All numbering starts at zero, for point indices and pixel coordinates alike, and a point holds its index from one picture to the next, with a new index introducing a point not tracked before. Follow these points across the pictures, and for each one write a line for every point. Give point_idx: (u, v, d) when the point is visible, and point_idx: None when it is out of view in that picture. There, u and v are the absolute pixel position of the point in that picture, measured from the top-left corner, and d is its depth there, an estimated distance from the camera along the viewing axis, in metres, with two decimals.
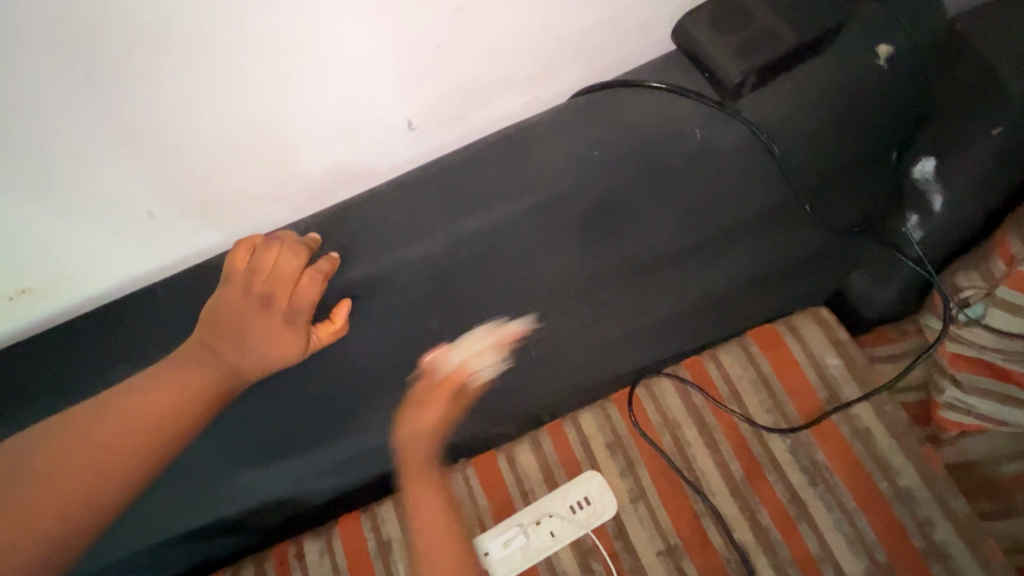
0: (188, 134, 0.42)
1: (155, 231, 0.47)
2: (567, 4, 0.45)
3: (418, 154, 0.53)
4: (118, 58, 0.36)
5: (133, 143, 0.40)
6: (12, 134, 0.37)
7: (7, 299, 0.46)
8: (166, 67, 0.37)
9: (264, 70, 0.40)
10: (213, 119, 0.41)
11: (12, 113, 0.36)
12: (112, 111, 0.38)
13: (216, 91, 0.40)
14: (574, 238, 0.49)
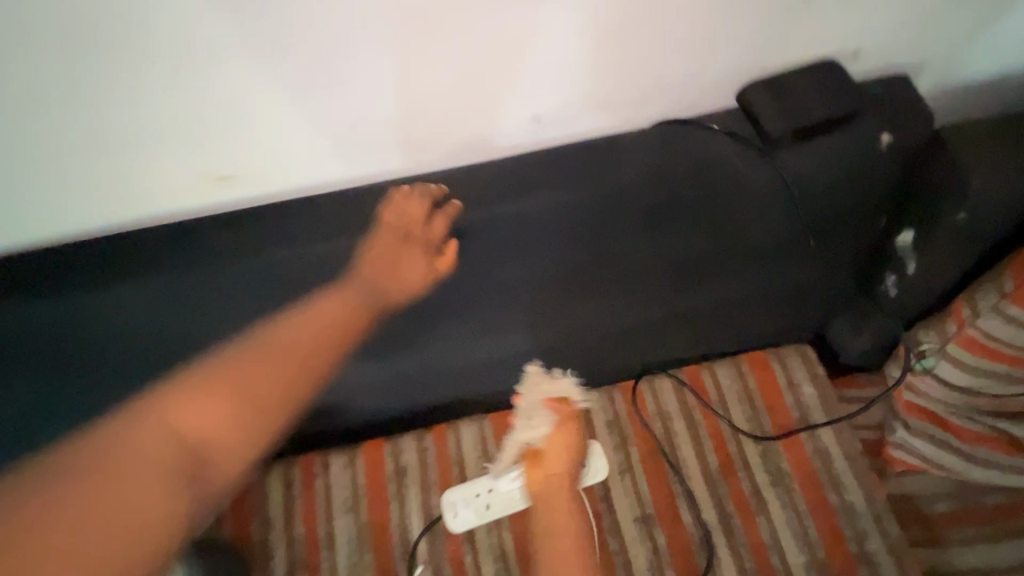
0: (388, 87, 0.58)
1: (337, 153, 0.64)
2: (667, 54, 0.60)
3: (528, 141, 0.67)
4: (371, 25, 0.53)
5: (351, 86, 0.58)
6: (285, 62, 0.54)
7: (220, 179, 0.64)
8: (398, 37, 0.54)
9: (461, 49, 0.56)
10: (410, 76, 0.58)
11: (292, 48, 0.54)
12: (349, 62, 0.56)
13: (421, 56, 0.56)
14: (629, 230, 0.65)
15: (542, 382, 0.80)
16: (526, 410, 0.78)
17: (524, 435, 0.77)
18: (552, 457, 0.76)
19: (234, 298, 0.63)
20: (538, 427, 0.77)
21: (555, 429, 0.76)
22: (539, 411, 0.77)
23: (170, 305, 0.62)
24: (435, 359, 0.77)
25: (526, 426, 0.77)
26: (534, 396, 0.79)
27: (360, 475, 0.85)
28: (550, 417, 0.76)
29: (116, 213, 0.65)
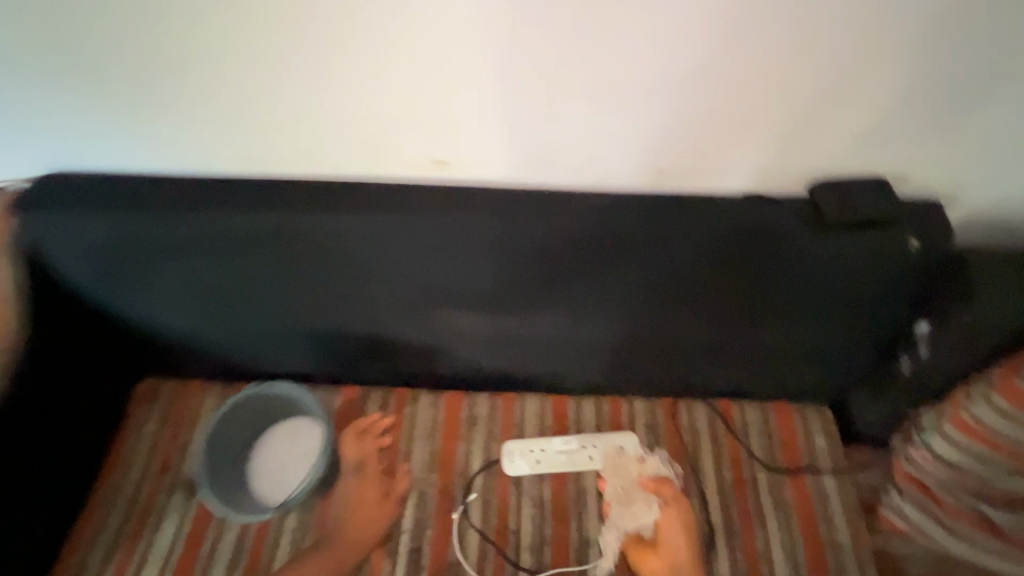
0: (564, 121, 0.80)
1: (515, 159, 0.85)
2: (765, 147, 0.81)
3: (649, 186, 0.88)
4: (568, 70, 0.75)
5: (541, 113, 0.80)
6: (501, 85, 0.77)
7: (427, 162, 0.87)
8: (583, 85, 0.76)
9: (624, 105, 0.78)
10: (582, 118, 0.80)
11: (508, 77, 0.76)
12: (544, 95, 0.78)
13: (595, 106, 0.78)
14: (704, 267, 0.86)
15: (630, 463, 0.98)
16: (623, 493, 0.95)
17: (631, 523, 0.93)
18: (665, 542, 0.90)
19: (415, 240, 0.86)
20: (641, 513, 0.93)
21: (664, 516, 0.92)
22: (642, 497, 0.94)
23: (370, 232, 0.86)
24: (529, 336, 0.99)
25: (632, 513, 0.93)
26: (628, 478, 0.96)
27: (441, 414, 1.06)
28: (655, 500, 0.93)
29: (352, 170, 0.89)
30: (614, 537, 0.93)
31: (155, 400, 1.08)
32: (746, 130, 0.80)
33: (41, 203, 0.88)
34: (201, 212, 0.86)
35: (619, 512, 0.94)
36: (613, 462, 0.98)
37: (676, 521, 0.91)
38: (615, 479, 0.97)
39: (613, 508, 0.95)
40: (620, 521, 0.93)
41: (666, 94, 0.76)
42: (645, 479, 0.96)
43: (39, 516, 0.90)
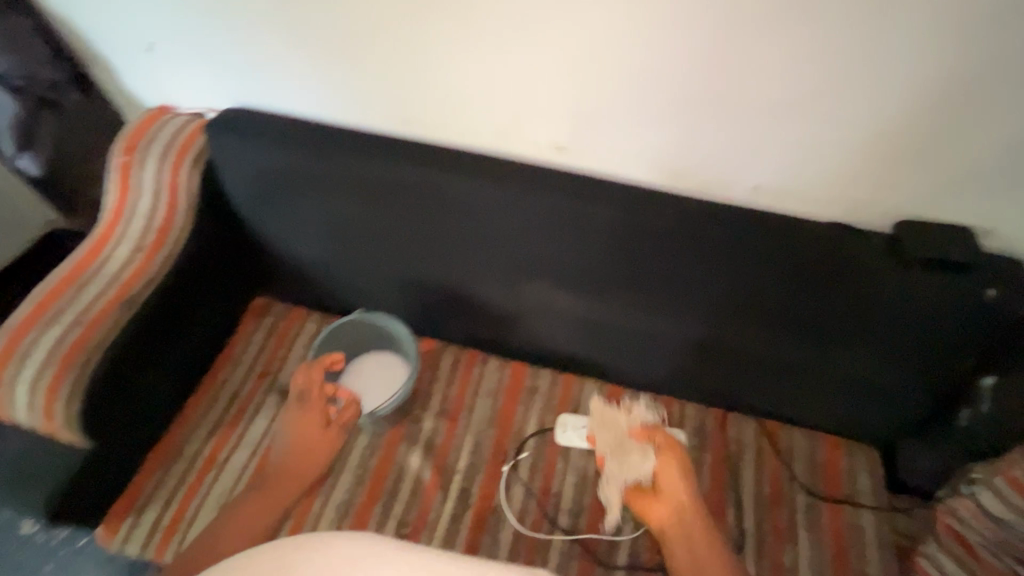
0: (677, 131, 0.90)
1: (628, 157, 0.97)
2: (859, 183, 0.89)
3: (741, 200, 0.97)
4: (693, 87, 0.84)
5: (659, 121, 0.90)
6: (630, 93, 0.87)
7: (548, 147, 0.99)
8: (703, 103, 0.85)
9: (735, 125, 0.87)
10: (694, 131, 0.89)
11: (637, 86, 0.86)
12: (666, 106, 0.88)
13: (708, 122, 0.88)
14: (780, 285, 0.93)
15: (619, 416, 1.00)
16: (615, 445, 0.97)
17: (630, 472, 0.93)
18: (664, 487, 0.90)
19: (525, 213, 0.98)
20: (637, 462, 0.93)
21: (660, 462, 0.92)
22: (636, 448, 0.95)
23: (488, 199, 0.99)
24: (601, 320, 1.08)
25: (628, 463, 0.94)
26: (618, 430, 0.99)
27: (505, 377, 1.17)
28: (647, 447, 0.94)
29: (483, 144, 1.03)
30: (616, 489, 0.95)
31: (266, 315, 1.25)
32: (846, 165, 0.87)
33: (226, 127, 1.04)
34: (354, 157, 1.01)
35: (615, 465, 0.95)
36: (602, 416, 1.01)
37: (675, 469, 0.90)
38: (605, 433, 1.00)
39: (608, 461, 0.96)
40: (617, 472, 0.94)
41: (783, 122, 0.85)
42: (635, 430, 0.97)
43: (164, 388, 1.07)
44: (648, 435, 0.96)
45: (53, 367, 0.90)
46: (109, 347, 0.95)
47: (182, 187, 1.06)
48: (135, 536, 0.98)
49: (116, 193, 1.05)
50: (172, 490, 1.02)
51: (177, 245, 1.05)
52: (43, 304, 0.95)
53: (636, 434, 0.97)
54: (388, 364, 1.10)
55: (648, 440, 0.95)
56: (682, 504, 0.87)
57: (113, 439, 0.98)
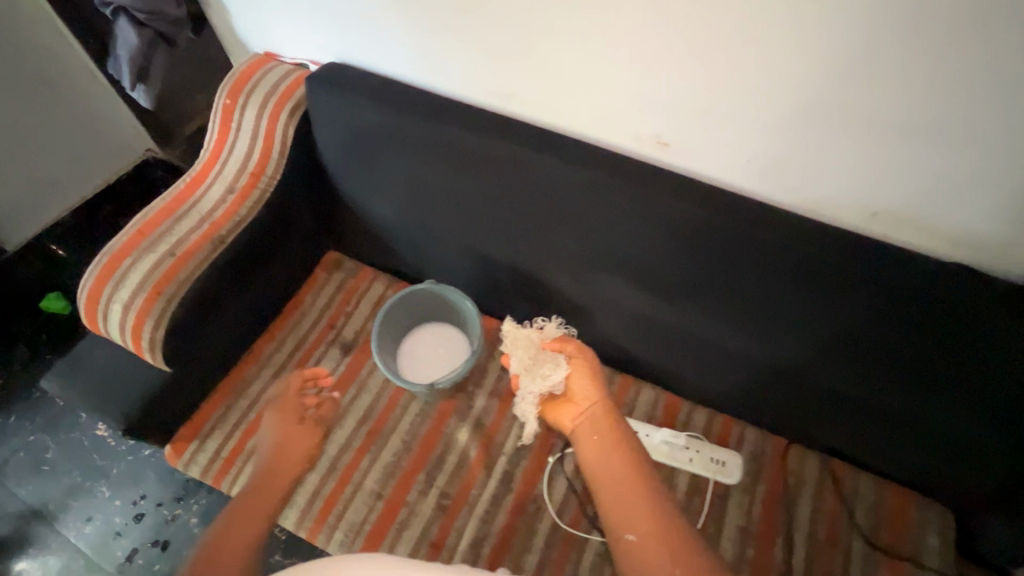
0: (796, 141, 0.83)
1: (733, 163, 0.91)
2: (997, 224, 0.79)
3: (851, 223, 0.90)
4: (822, 98, 0.76)
5: (777, 128, 0.83)
6: (750, 96, 0.80)
7: (652, 141, 0.94)
8: (832, 115, 0.78)
9: (864, 143, 0.79)
10: (815, 144, 0.82)
11: (760, 89, 0.79)
12: (789, 114, 0.80)
13: (833, 136, 0.80)
14: (878, 323, 0.86)
15: (531, 334, 1.08)
16: (529, 361, 1.05)
17: (544, 384, 1.01)
18: (576, 392, 1.00)
19: (612, 205, 0.94)
20: (550, 373, 1.01)
21: (571, 369, 1.01)
22: (549, 359, 1.03)
23: (575, 187, 0.95)
24: (674, 326, 1.04)
25: (541, 374, 1.02)
26: (531, 347, 1.07)
27: None
28: (560, 357, 1.03)
29: (579, 129, 1.00)
30: (532, 403, 1.03)
31: (337, 269, 1.28)
32: (992, 204, 0.77)
33: (326, 79, 1.04)
34: (445, 126, 0.99)
35: (531, 381, 1.03)
36: (514, 337, 1.08)
37: (586, 376, 1.00)
38: (521, 351, 1.07)
39: (524, 378, 1.04)
40: (533, 385, 1.02)
41: (923, 146, 0.75)
42: (547, 344, 1.06)
43: (237, 326, 1.12)
44: (558, 347, 1.05)
45: (145, 293, 0.96)
46: (195, 281, 1.00)
47: (276, 134, 1.07)
48: (198, 460, 1.05)
49: (217, 133, 1.10)
50: (233, 423, 1.08)
51: (266, 192, 1.08)
52: (142, 231, 1.01)
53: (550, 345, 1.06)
54: (453, 342, 1.10)
55: (554, 348, 1.05)
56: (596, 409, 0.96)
57: (186, 367, 1.04)
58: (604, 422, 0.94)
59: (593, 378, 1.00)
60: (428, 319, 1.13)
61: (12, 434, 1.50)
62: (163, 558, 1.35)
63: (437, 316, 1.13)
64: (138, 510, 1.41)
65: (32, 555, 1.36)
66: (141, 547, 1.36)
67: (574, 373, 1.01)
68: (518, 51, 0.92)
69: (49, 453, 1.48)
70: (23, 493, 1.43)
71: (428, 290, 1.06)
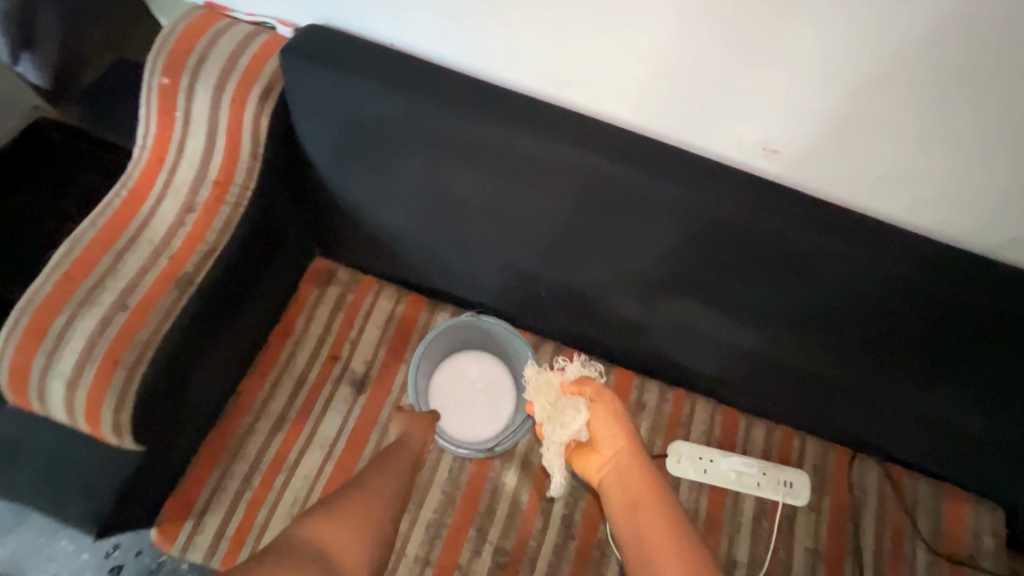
0: (939, 151, 0.69)
1: (851, 174, 0.75)
2: None
3: (972, 244, 0.78)
4: (988, 102, 0.62)
5: (921, 137, 0.68)
6: (898, 96, 0.65)
7: (754, 146, 0.76)
8: (995, 123, 0.64)
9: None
10: (961, 156, 0.69)
11: (914, 89, 0.64)
12: (941, 120, 0.66)
13: (986, 148, 0.67)
14: (986, 349, 0.78)
15: (551, 377, 0.93)
16: (549, 408, 0.90)
17: (566, 433, 0.88)
18: (598, 437, 0.86)
19: (702, 217, 0.76)
20: (570, 421, 0.88)
21: (593, 414, 0.87)
22: (569, 404, 0.89)
23: (651, 199, 0.76)
24: (747, 349, 0.92)
25: (562, 423, 0.88)
26: (552, 392, 0.92)
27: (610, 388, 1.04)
28: (580, 401, 0.89)
29: (647, 123, 0.79)
30: (557, 454, 0.89)
31: (330, 284, 1.05)
32: None
33: (305, 49, 0.77)
34: (475, 118, 0.76)
35: (551, 430, 0.89)
36: (534, 382, 0.93)
37: (610, 419, 0.87)
38: (540, 398, 0.92)
39: (545, 430, 0.90)
40: (555, 435, 0.88)
41: None
42: (567, 387, 0.92)
43: (219, 376, 0.89)
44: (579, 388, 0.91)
45: (97, 363, 0.71)
46: (165, 336, 0.76)
47: (245, 129, 0.81)
48: (199, 543, 0.87)
49: (156, 125, 0.81)
50: (235, 494, 0.89)
51: (239, 206, 0.82)
52: (74, 274, 0.74)
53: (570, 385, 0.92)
54: (496, 382, 1.01)
55: (574, 391, 0.91)
56: (625, 455, 0.83)
57: (165, 439, 0.82)
58: (631, 467, 0.81)
59: (619, 419, 0.87)
60: (458, 353, 1.03)
61: None
62: None
63: (468, 348, 1.03)
64: (114, 562, 1.17)
65: None
66: None
67: (597, 415, 0.87)
68: (577, 20, 0.69)
69: None
70: None
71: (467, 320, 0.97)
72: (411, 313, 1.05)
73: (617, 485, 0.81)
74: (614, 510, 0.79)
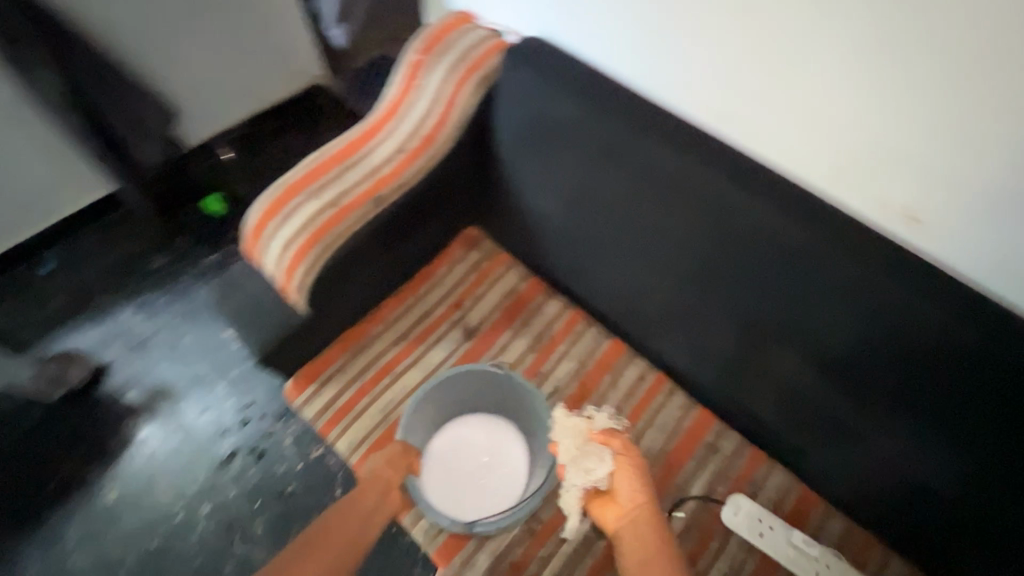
0: None
1: (1003, 264, 0.72)
2: None
3: None
4: None
5: None
6: None
7: (896, 213, 0.78)
8: None
9: None
10: None
11: None
12: None
13: None
14: None
15: (579, 422, 1.02)
16: (575, 452, 0.99)
17: (588, 479, 0.97)
18: (617, 490, 0.96)
19: (820, 271, 0.79)
20: (596, 469, 0.97)
21: (616, 467, 0.97)
22: (594, 451, 0.99)
23: (774, 242, 0.82)
24: (843, 427, 0.88)
25: (585, 467, 0.98)
26: (579, 437, 1.01)
27: (686, 421, 1.06)
28: (606, 452, 0.99)
29: (791, 170, 0.85)
30: (576, 496, 0.97)
31: (474, 248, 1.24)
32: None
33: (523, 57, 0.99)
34: (637, 132, 0.89)
35: (574, 470, 0.98)
36: (561, 425, 1.02)
37: (630, 478, 0.95)
38: (566, 440, 1.01)
39: (567, 471, 0.99)
40: (578, 478, 0.97)
41: None
42: (595, 436, 1.01)
43: (375, 287, 1.13)
44: (606, 440, 1.00)
45: (302, 240, 0.96)
46: (352, 235, 1.00)
47: (456, 104, 1.03)
48: (312, 405, 1.08)
49: (397, 89, 1.08)
50: (351, 379, 1.10)
51: (432, 160, 1.05)
52: (313, 173, 1.02)
53: (599, 435, 1.01)
54: (503, 434, 1.15)
55: (602, 441, 1.00)
56: (643, 518, 0.91)
57: (324, 314, 1.06)
58: (649, 531, 0.90)
59: (642, 479, 0.96)
60: (455, 416, 1.16)
61: (160, 313, 1.63)
62: (257, 466, 1.44)
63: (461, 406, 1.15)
64: (245, 415, 1.50)
65: (158, 425, 1.49)
66: (240, 451, 1.45)
67: (621, 471, 0.97)
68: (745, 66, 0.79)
69: (182, 339, 1.59)
70: (154, 371, 1.55)
71: (467, 374, 1.08)
72: (529, 293, 1.19)
73: (633, 543, 0.89)
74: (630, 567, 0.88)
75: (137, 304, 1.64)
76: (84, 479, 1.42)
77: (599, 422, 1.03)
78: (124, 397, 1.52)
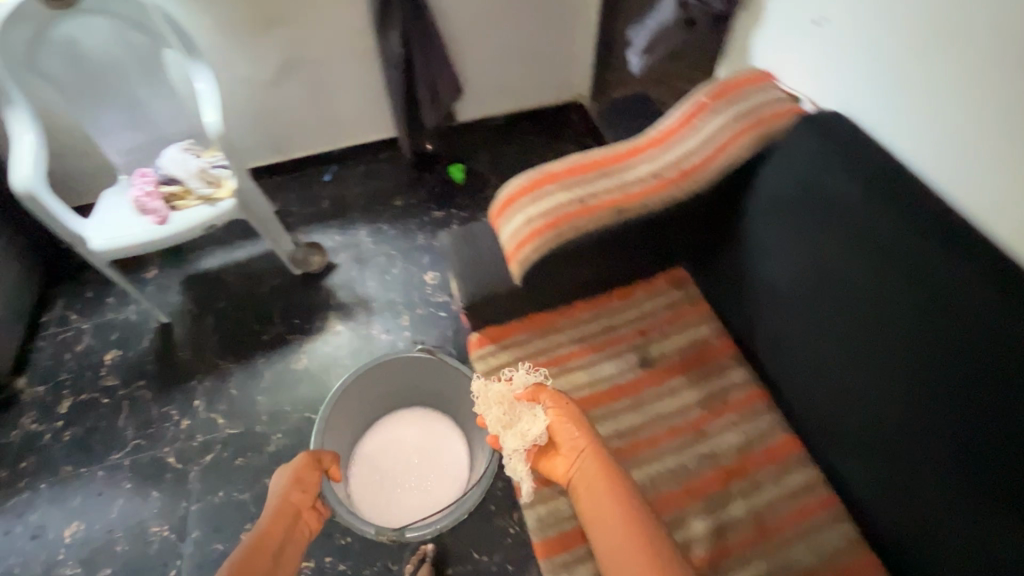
0: None
1: None
2: None
3: None
4: None
5: None
6: None
7: None
8: None
9: None
10: None
11: None
12: None
13: None
14: None
15: (501, 387, 1.06)
16: (507, 416, 1.03)
17: (523, 439, 1.01)
18: (559, 441, 1.00)
19: None
20: (529, 425, 1.02)
21: (549, 420, 1.01)
22: (525, 412, 1.04)
23: None
24: None
25: (521, 427, 1.02)
26: (504, 402, 1.05)
27: (847, 555, 0.95)
28: (535, 407, 1.05)
29: None
30: (521, 459, 1.00)
31: (678, 288, 1.25)
32: None
33: (818, 128, 1.00)
34: (919, 233, 0.85)
35: (511, 438, 1.01)
36: (484, 397, 1.06)
37: (567, 430, 0.99)
38: (495, 411, 1.04)
39: (505, 438, 1.02)
40: (516, 441, 1.01)
41: None
42: (521, 395, 1.06)
43: (580, 286, 1.21)
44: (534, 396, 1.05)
45: (541, 220, 1.08)
46: (588, 231, 1.08)
47: (727, 150, 1.06)
48: (488, 361, 1.17)
49: (675, 120, 1.15)
50: (527, 353, 1.17)
51: (684, 191, 1.08)
52: (574, 169, 1.13)
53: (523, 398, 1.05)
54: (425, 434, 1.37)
55: (528, 398, 1.05)
56: (586, 464, 0.95)
57: (534, 290, 1.16)
58: (595, 470, 0.94)
59: (581, 431, 0.99)
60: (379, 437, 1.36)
61: (385, 242, 1.93)
62: None
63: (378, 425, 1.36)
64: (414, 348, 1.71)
65: (349, 325, 1.77)
66: None
67: (558, 428, 1.00)
68: None
69: (394, 268, 1.88)
70: (364, 284, 1.85)
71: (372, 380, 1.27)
72: (719, 350, 1.17)
73: (585, 493, 0.93)
74: (586, 515, 0.92)
75: (372, 228, 1.97)
76: (285, 343, 1.74)
77: (518, 387, 1.07)
78: (337, 293, 1.83)
